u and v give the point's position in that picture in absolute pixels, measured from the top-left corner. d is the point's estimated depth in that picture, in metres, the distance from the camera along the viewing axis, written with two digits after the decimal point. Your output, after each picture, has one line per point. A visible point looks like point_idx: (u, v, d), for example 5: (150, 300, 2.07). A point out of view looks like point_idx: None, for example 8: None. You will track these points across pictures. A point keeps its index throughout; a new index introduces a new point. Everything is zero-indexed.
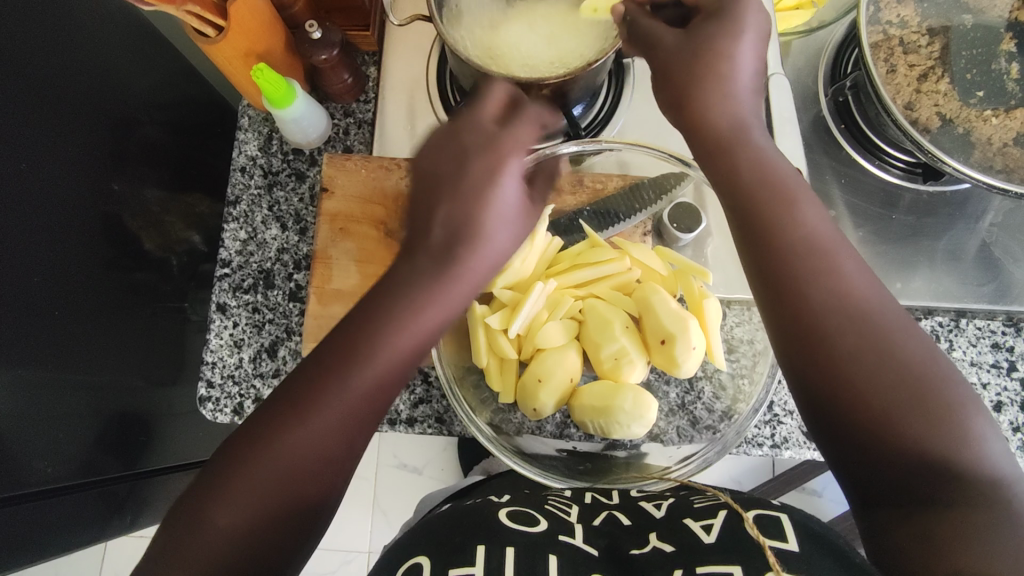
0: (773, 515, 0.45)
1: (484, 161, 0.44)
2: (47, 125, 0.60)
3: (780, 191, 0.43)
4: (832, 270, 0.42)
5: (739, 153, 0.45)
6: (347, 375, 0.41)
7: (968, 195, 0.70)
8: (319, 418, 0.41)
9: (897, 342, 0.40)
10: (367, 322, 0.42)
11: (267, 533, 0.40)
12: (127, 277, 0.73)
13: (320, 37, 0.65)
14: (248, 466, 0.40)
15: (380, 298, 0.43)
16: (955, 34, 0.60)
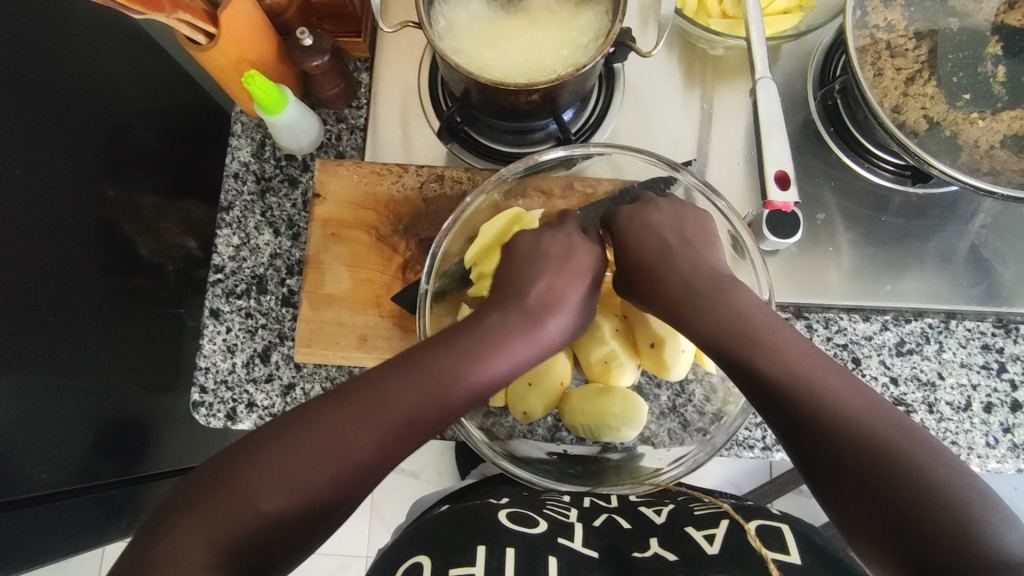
0: (775, 527, 0.48)
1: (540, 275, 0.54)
2: (41, 132, 0.60)
3: (735, 337, 0.49)
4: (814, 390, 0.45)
5: (696, 313, 0.51)
6: (405, 390, 0.47)
7: (958, 197, 0.70)
8: (368, 416, 0.46)
9: (869, 429, 0.43)
10: (435, 352, 0.49)
11: (289, 515, 0.43)
12: (122, 283, 0.73)
13: (311, 44, 0.65)
14: (290, 442, 0.44)
15: (453, 338, 0.50)
16: (942, 37, 0.61)
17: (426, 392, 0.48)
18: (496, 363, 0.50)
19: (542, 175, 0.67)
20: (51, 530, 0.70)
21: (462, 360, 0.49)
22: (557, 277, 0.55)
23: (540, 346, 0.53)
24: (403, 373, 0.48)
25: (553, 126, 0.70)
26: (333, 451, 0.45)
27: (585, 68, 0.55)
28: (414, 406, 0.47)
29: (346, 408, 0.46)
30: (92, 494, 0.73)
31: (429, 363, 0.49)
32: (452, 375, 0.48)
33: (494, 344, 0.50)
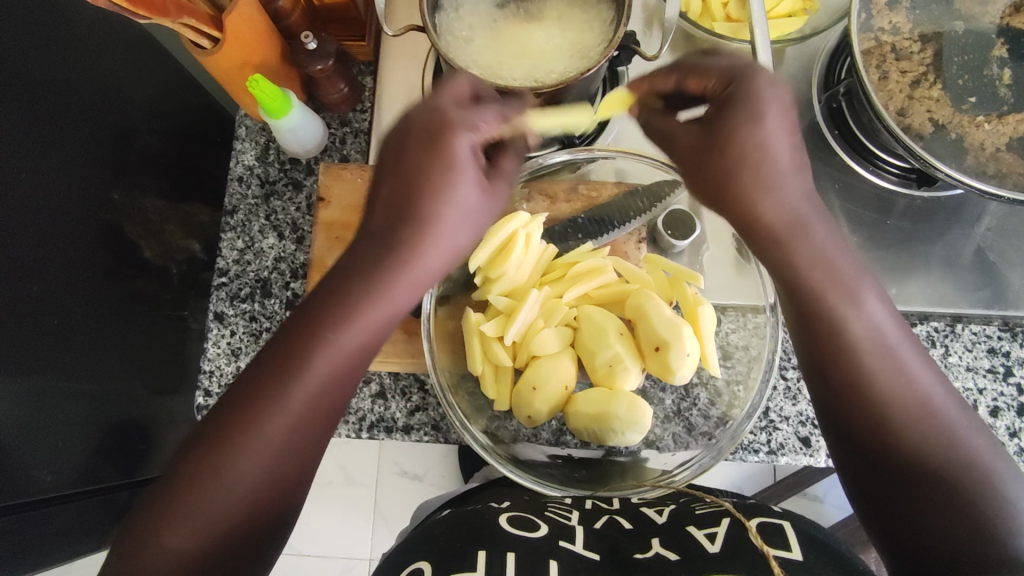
0: (777, 524, 0.46)
1: (434, 177, 0.44)
2: (46, 135, 0.60)
3: (840, 285, 0.47)
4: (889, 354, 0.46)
5: (805, 244, 0.47)
6: (285, 389, 0.43)
7: (963, 200, 0.70)
8: (254, 431, 0.42)
9: (934, 415, 0.45)
10: (307, 336, 0.43)
11: (218, 548, 0.42)
12: (127, 285, 0.73)
13: (316, 48, 0.65)
14: (190, 487, 0.42)
15: (317, 314, 0.44)
16: (947, 40, 0.60)
17: (309, 378, 0.43)
18: (371, 325, 0.45)
19: (546, 180, 0.67)
20: (55, 532, 0.70)
21: (336, 332, 0.44)
22: (427, 173, 0.44)
23: (421, 275, 0.45)
24: (287, 350, 0.43)
25: (557, 130, 0.71)
26: (240, 475, 0.42)
27: (590, 71, 0.55)
28: (301, 401, 0.43)
29: (231, 430, 0.42)
30: (96, 497, 0.73)
31: (301, 347, 0.43)
32: (329, 355, 0.43)
33: (369, 297, 0.44)
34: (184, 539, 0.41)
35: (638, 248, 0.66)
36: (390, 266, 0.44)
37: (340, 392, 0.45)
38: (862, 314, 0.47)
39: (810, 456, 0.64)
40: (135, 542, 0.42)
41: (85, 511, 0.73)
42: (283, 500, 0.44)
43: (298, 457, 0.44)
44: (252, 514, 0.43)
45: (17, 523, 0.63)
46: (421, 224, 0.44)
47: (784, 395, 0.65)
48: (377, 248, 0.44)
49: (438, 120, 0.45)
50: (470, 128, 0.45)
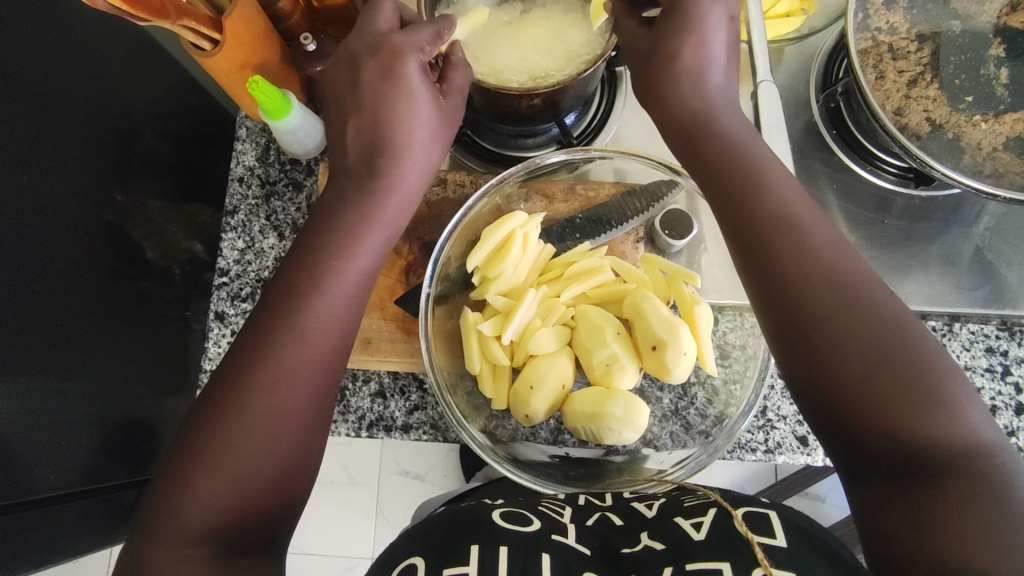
0: (763, 513, 0.45)
1: (391, 101, 0.49)
2: (49, 138, 0.61)
3: (753, 176, 0.46)
4: (797, 230, 0.44)
5: (710, 141, 0.49)
6: (297, 320, 0.46)
7: (961, 200, 0.70)
8: (276, 368, 0.44)
9: (860, 303, 0.41)
10: (315, 268, 0.47)
11: (254, 489, 0.43)
12: (131, 286, 0.74)
13: (314, 49, 0.67)
14: (215, 432, 0.43)
15: (320, 247, 0.48)
16: (944, 39, 0.60)
17: (319, 304, 0.46)
18: (364, 257, 0.49)
19: (543, 179, 0.68)
20: (60, 531, 0.71)
21: (342, 261, 0.48)
22: (404, 111, 0.50)
23: (406, 196, 0.51)
24: (276, 306, 0.46)
25: (555, 130, 0.71)
26: (265, 408, 0.44)
27: (587, 72, 0.56)
28: (315, 333, 0.46)
29: (252, 366, 0.44)
30: (100, 496, 0.74)
31: (308, 280, 0.47)
32: (338, 283, 0.47)
33: (364, 225, 0.49)
34: (217, 486, 0.42)
35: (636, 248, 0.66)
36: (364, 200, 0.49)
37: (350, 323, 0.48)
38: (775, 200, 0.45)
39: (807, 455, 0.64)
40: (165, 499, 0.42)
41: (89, 510, 0.74)
42: (309, 435, 0.46)
43: (319, 390, 0.46)
44: (277, 450, 0.44)
45: (23, 522, 0.63)
46: (392, 153, 0.50)
47: (782, 393, 0.65)
48: (360, 183, 0.50)
49: (398, 41, 0.50)
50: (421, 50, 0.50)
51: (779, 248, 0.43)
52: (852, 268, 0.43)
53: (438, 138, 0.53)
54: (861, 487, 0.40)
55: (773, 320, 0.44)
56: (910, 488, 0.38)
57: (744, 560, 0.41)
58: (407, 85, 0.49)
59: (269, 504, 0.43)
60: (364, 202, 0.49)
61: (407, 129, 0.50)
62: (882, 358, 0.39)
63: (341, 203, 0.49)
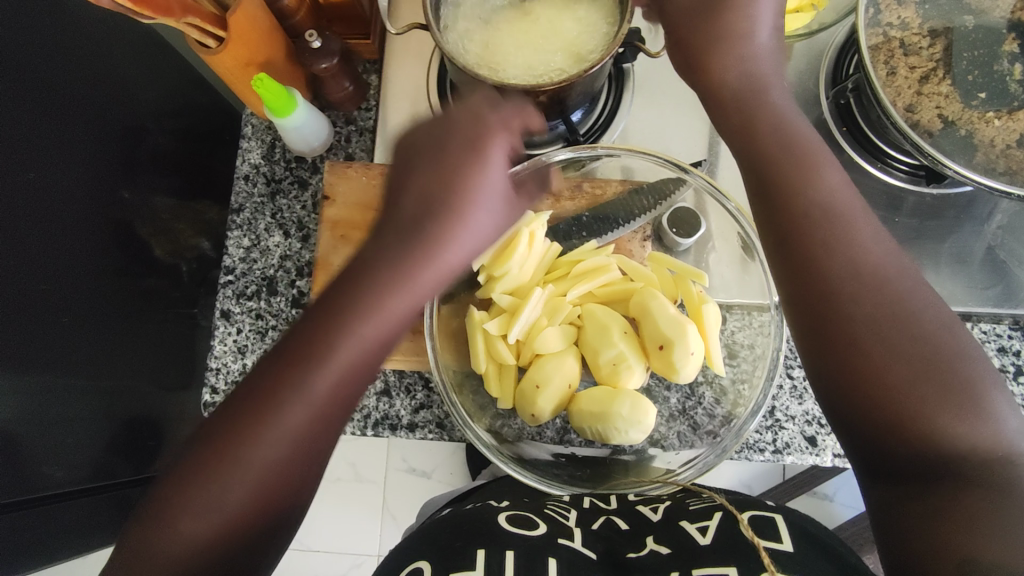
0: (768, 516, 0.45)
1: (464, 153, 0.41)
2: (56, 134, 0.61)
3: (799, 160, 0.45)
4: (841, 226, 0.43)
5: (759, 121, 0.47)
6: (305, 377, 0.39)
7: (973, 197, 0.69)
8: (273, 425, 0.39)
9: (901, 301, 0.40)
10: (332, 325, 0.39)
11: (235, 535, 0.40)
12: (138, 283, 0.74)
13: (320, 47, 0.65)
14: (203, 478, 0.39)
15: (340, 301, 0.39)
16: (957, 35, 0.59)
17: (330, 371, 0.39)
18: (385, 322, 0.40)
19: (550, 177, 0.67)
20: (67, 527, 0.71)
21: (360, 324, 0.39)
22: (456, 177, 0.41)
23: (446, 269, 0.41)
24: (295, 353, 0.39)
25: (562, 127, 0.70)
26: (252, 462, 0.39)
27: (594, 68, 0.55)
28: (320, 397, 0.39)
29: (248, 420, 0.39)
30: (108, 492, 0.74)
31: (322, 338, 0.39)
32: (351, 349, 0.39)
33: (388, 295, 0.40)
34: (201, 526, 0.39)
35: (643, 246, 0.65)
36: (394, 257, 0.40)
37: (363, 387, 0.41)
38: (821, 189, 0.44)
39: (816, 455, 0.63)
40: (148, 533, 0.40)
41: (97, 506, 0.74)
42: (300, 486, 0.41)
43: (315, 449, 0.41)
44: (266, 500, 0.40)
45: (31, 518, 0.63)
46: (449, 208, 0.41)
47: (790, 394, 0.65)
48: (401, 242, 0.40)
49: (509, 111, 0.44)
50: (510, 130, 0.43)
51: (823, 240, 0.42)
52: (895, 268, 0.42)
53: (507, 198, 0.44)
54: (881, 487, 0.40)
55: (814, 316, 0.42)
56: (935, 489, 0.37)
57: (751, 564, 0.41)
58: (472, 119, 0.43)
59: (247, 548, 0.41)
60: (392, 262, 0.40)
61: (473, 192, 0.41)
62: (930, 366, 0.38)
63: (368, 260, 0.40)
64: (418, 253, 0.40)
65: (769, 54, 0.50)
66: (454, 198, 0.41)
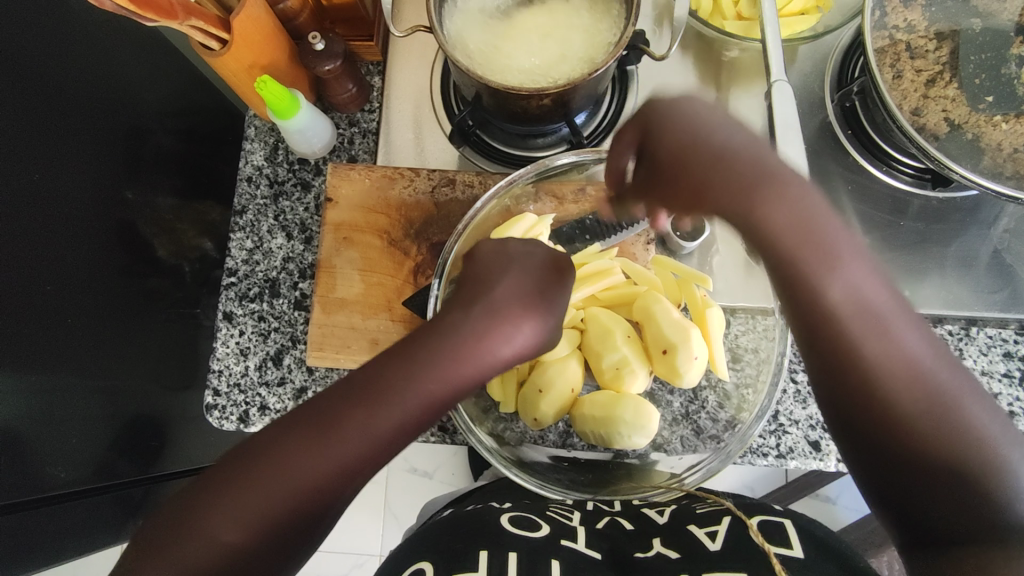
0: (777, 522, 0.46)
1: (509, 269, 0.49)
2: (59, 134, 0.61)
3: (799, 243, 0.41)
4: (873, 321, 0.40)
5: (751, 194, 0.41)
6: (354, 420, 0.41)
7: (979, 201, 0.68)
8: (334, 447, 0.41)
9: (926, 376, 0.40)
10: (399, 373, 0.43)
11: (264, 547, 0.40)
12: (140, 284, 0.74)
13: (323, 48, 0.65)
14: (249, 483, 0.40)
15: (403, 362, 0.43)
16: (964, 38, 0.59)
17: (392, 415, 0.42)
18: (443, 391, 0.43)
19: (554, 180, 0.66)
20: (70, 528, 0.71)
21: (427, 377, 0.43)
22: (522, 274, 0.48)
23: (507, 356, 0.46)
24: (358, 394, 0.42)
25: (565, 130, 0.70)
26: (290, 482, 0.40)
27: (599, 70, 0.54)
28: (380, 435, 0.42)
29: (311, 438, 0.41)
30: (110, 493, 0.74)
31: (391, 381, 0.42)
32: (416, 395, 0.42)
33: (459, 357, 0.44)
34: (234, 531, 0.39)
35: (646, 250, 0.65)
36: (447, 346, 0.44)
37: (415, 434, 0.44)
38: (835, 277, 0.40)
39: (820, 460, 0.63)
40: (178, 531, 0.39)
41: (100, 507, 0.74)
42: (335, 510, 0.42)
43: (361, 480, 0.42)
44: (303, 517, 0.41)
45: (33, 520, 0.63)
46: (492, 308, 0.46)
47: (795, 398, 0.64)
48: (447, 331, 0.45)
49: (549, 257, 0.51)
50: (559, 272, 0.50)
51: (853, 334, 0.40)
52: (885, 303, 0.40)
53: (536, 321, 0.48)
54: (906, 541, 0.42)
55: (817, 366, 0.43)
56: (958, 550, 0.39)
57: (760, 569, 0.41)
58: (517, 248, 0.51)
59: (268, 563, 0.40)
60: (447, 350, 0.44)
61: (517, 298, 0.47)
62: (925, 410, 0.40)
63: (426, 342, 0.44)
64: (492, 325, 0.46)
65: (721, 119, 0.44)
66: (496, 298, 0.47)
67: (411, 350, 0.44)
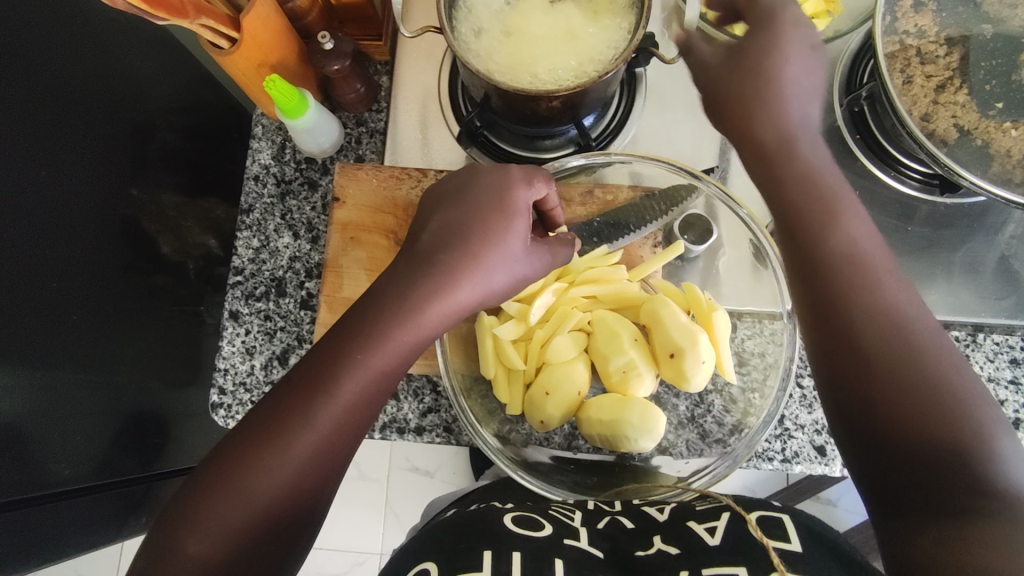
0: (776, 516, 0.45)
1: (453, 219, 0.51)
2: (66, 131, 0.61)
3: (809, 169, 0.49)
4: (832, 224, 0.47)
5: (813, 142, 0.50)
6: (314, 405, 0.43)
7: (987, 207, 0.68)
8: (284, 446, 0.42)
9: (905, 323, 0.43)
10: (337, 361, 0.44)
11: (237, 557, 0.40)
12: (145, 280, 0.74)
13: (332, 48, 0.65)
14: (215, 500, 0.40)
15: (350, 335, 0.45)
16: (974, 44, 0.59)
17: (338, 398, 0.43)
18: (395, 351, 0.45)
19: (562, 182, 0.66)
20: (74, 524, 0.71)
21: (363, 355, 0.44)
22: (470, 215, 0.51)
23: (457, 306, 0.49)
24: (310, 379, 0.43)
25: (573, 132, 0.70)
26: (269, 487, 0.41)
27: (609, 73, 0.54)
28: (328, 421, 0.43)
29: (260, 441, 0.42)
30: (114, 489, 0.74)
31: (329, 370, 0.44)
32: (356, 376, 0.44)
33: (401, 321, 0.46)
34: (209, 549, 0.40)
35: (653, 252, 0.65)
36: (392, 308, 0.46)
37: (367, 412, 0.45)
38: (815, 184, 0.48)
39: (825, 465, 0.63)
40: (153, 563, 0.39)
41: (103, 503, 0.74)
42: (306, 512, 0.43)
43: (322, 475, 0.43)
44: (277, 522, 0.41)
45: (37, 516, 0.63)
46: (433, 262, 0.49)
47: (800, 402, 0.64)
48: (394, 290, 0.47)
49: (497, 190, 0.52)
50: (518, 210, 0.51)
51: (823, 239, 0.46)
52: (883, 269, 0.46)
53: (495, 267, 0.50)
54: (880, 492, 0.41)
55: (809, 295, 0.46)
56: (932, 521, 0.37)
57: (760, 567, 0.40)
58: (471, 195, 0.52)
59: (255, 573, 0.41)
60: (393, 311, 0.46)
61: (467, 247, 0.49)
62: (903, 359, 0.42)
63: (376, 307, 0.46)
64: (439, 285, 0.48)
65: (798, 89, 0.51)
66: (440, 251, 0.49)
67: (361, 317, 0.46)
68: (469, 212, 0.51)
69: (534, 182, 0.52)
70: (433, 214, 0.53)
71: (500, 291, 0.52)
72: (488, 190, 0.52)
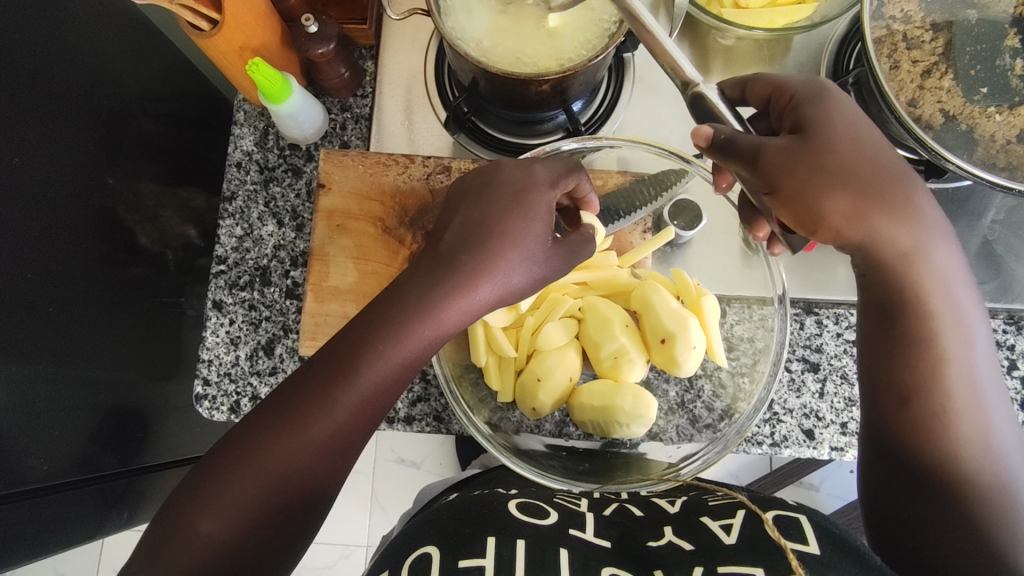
0: (792, 516, 0.45)
1: (476, 211, 0.48)
2: (39, 117, 0.59)
3: (925, 252, 0.47)
4: (937, 312, 0.47)
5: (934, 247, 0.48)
6: (332, 397, 0.42)
7: (971, 192, 0.69)
8: (302, 431, 0.42)
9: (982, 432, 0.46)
10: (358, 348, 0.43)
11: (246, 538, 0.40)
12: (123, 272, 0.72)
13: (316, 31, 0.63)
14: (226, 479, 0.41)
15: (368, 325, 0.44)
16: (959, 29, 0.59)
17: (357, 391, 0.43)
18: (412, 346, 0.44)
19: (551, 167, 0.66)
20: (53, 522, 0.70)
21: (385, 347, 0.43)
22: (486, 207, 0.48)
23: (474, 306, 0.46)
24: (331, 367, 0.43)
25: (562, 117, 0.69)
26: (285, 471, 0.42)
27: (599, 57, 0.54)
28: (346, 411, 0.43)
29: (280, 426, 0.42)
30: (93, 484, 0.73)
31: (348, 359, 0.43)
32: (376, 367, 0.43)
33: (421, 317, 0.44)
34: (219, 529, 0.40)
35: (643, 238, 0.65)
36: (411, 303, 0.44)
37: (384, 403, 0.45)
38: (921, 268, 0.47)
39: (813, 448, 0.63)
40: (166, 537, 0.40)
41: (82, 499, 0.72)
42: (313, 499, 0.43)
43: (335, 462, 0.43)
44: (285, 506, 0.42)
45: (14, 514, 0.62)
46: (454, 261, 0.46)
47: (788, 387, 0.65)
48: (416, 286, 0.45)
49: (523, 181, 0.49)
50: (539, 213, 0.48)
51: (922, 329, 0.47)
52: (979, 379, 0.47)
53: (516, 267, 0.47)
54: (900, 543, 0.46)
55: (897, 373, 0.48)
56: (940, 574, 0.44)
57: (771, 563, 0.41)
58: (508, 184, 0.49)
59: (258, 553, 0.41)
60: (415, 306, 0.44)
61: (487, 242, 0.46)
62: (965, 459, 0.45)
63: (401, 300, 0.45)
64: (453, 284, 0.45)
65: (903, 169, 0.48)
66: (461, 246, 0.46)
67: (379, 312, 0.44)
68: (488, 203, 0.49)
69: (553, 182, 0.50)
70: (452, 203, 0.51)
71: (516, 292, 0.48)
72: (514, 182, 0.49)
